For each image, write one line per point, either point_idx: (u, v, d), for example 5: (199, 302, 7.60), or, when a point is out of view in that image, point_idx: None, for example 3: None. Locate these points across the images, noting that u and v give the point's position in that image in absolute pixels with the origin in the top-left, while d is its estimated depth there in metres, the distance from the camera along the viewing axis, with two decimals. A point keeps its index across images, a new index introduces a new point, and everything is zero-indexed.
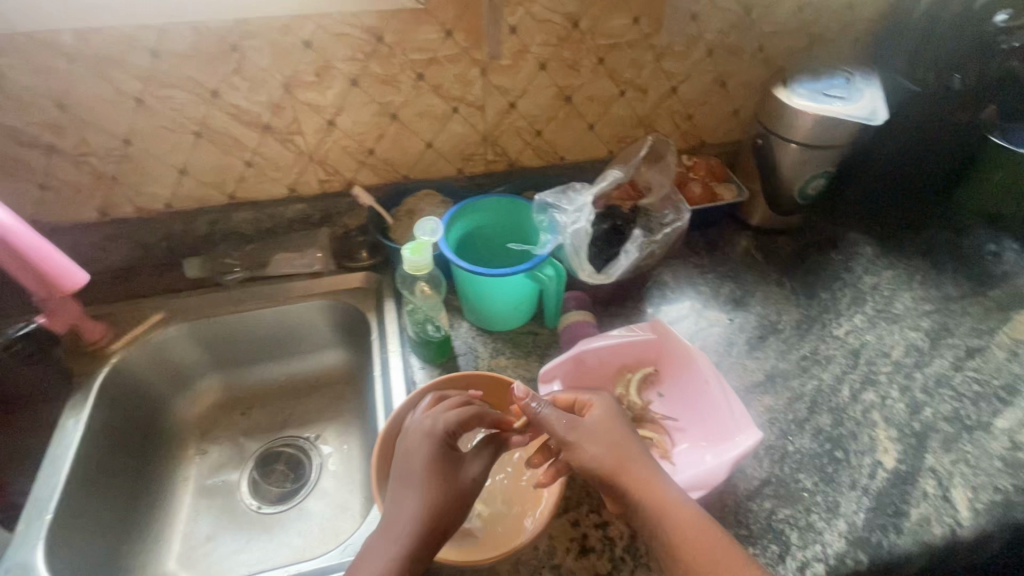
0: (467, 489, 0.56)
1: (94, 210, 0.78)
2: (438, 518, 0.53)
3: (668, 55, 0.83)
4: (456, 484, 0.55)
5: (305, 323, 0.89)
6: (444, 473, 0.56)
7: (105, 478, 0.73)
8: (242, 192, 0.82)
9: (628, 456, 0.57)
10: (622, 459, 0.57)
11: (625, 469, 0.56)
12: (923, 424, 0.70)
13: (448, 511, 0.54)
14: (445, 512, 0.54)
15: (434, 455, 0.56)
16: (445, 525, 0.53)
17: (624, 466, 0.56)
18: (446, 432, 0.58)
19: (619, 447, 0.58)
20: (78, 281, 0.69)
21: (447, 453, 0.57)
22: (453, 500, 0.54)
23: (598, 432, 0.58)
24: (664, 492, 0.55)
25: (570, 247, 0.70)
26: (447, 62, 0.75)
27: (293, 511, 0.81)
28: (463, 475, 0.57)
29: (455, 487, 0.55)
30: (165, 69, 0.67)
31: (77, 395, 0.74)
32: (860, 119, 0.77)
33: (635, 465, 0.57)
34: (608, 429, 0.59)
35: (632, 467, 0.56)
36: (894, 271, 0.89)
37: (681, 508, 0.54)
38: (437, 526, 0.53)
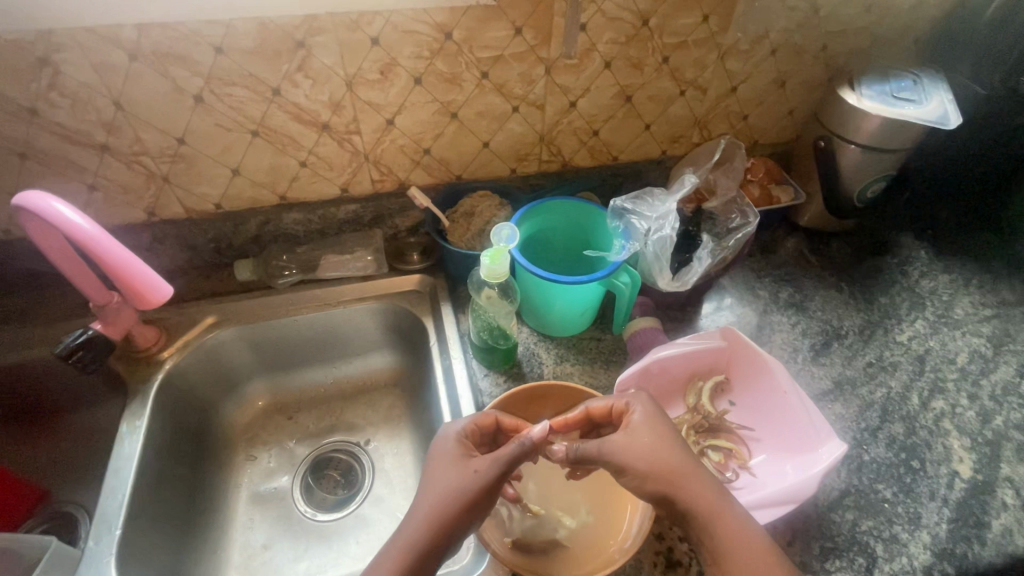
0: (470, 490, 0.52)
1: (143, 211, 0.76)
2: (436, 519, 0.51)
3: (732, 54, 0.81)
4: (458, 484, 0.53)
5: (353, 327, 0.87)
6: (447, 472, 0.54)
7: (166, 489, 0.72)
8: (294, 192, 0.80)
9: (680, 471, 0.52)
10: (672, 472, 0.52)
11: (676, 484, 0.51)
12: (995, 432, 0.70)
13: (447, 512, 0.52)
14: (444, 513, 0.51)
15: (443, 456, 0.55)
16: (445, 526, 0.51)
17: (675, 482, 0.51)
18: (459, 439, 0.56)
19: (665, 461, 0.52)
20: (158, 299, 0.67)
21: (455, 454, 0.55)
22: (454, 500, 0.52)
23: (638, 445, 0.53)
24: (724, 514, 0.51)
25: (651, 254, 0.71)
26: (513, 61, 0.73)
27: (349, 519, 0.79)
28: (464, 477, 0.53)
29: (457, 488, 0.52)
30: (228, 66, 0.64)
31: (134, 403, 0.72)
32: (932, 121, 0.75)
33: (689, 480, 0.52)
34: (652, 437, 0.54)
35: (686, 483, 0.51)
36: (950, 275, 0.86)
37: (743, 529, 0.50)
38: (437, 526, 0.51)
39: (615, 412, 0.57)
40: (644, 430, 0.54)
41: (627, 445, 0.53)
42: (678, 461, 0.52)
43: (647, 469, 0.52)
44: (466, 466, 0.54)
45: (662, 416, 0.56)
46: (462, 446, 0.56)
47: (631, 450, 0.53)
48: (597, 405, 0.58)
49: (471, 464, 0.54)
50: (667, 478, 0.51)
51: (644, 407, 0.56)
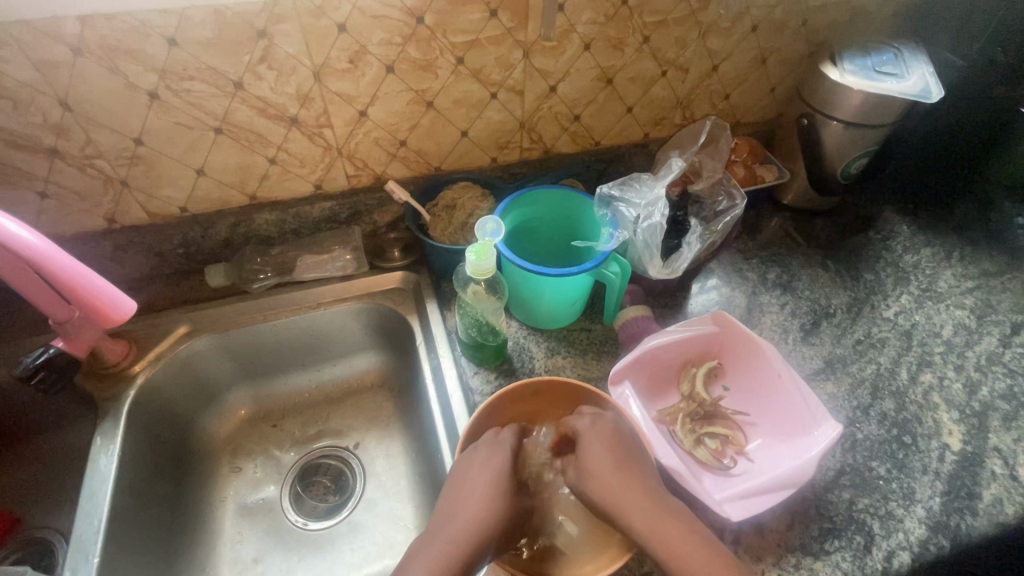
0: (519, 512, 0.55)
1: (102, 218, 0.71)
2: (494, 538, 0.52)
3: (713, 31, 0.79)
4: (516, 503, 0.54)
5: (336, 329, 0.84)
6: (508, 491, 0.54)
7: (146, 507, 0.69)
8: (264, 191, 0.76)
9: (618, 494, 0.52)
10: (614, 485, 0.53)
11: (616, 503, 0.52)
12: (982, 403, 0.71)
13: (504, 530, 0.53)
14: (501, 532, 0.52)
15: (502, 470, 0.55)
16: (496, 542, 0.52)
17: (617, 500, 0.52)
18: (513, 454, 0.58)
19: (614, 490, 0.52)
20: (120, 316, 0.65)
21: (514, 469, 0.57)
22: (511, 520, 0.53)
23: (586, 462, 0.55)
24: (666, 526, 0.49)
25: (640, 242, 0.69)
26: (489, 45, 0.70)
27: (343, 525, 0.77)
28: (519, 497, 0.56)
29: (516, 509, 0.54)
30: (183, 59, 0.60)
31: (106, 422, 0.68)
32: (914, 96, 0.75)
33: (629, 498, 0.51)
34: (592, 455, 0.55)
35: (624, 500, 0.52)
36: (931, 249, 0.87)
37: (687, 542, 0.48)
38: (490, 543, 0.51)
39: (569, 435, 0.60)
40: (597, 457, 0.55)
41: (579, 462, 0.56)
42: (621, 492, 0.52)
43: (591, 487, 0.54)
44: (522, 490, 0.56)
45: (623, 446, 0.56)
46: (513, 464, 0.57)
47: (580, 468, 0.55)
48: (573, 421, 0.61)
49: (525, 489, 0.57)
50: (611, 499, 0.52)
51: (588, 429, 0.57)
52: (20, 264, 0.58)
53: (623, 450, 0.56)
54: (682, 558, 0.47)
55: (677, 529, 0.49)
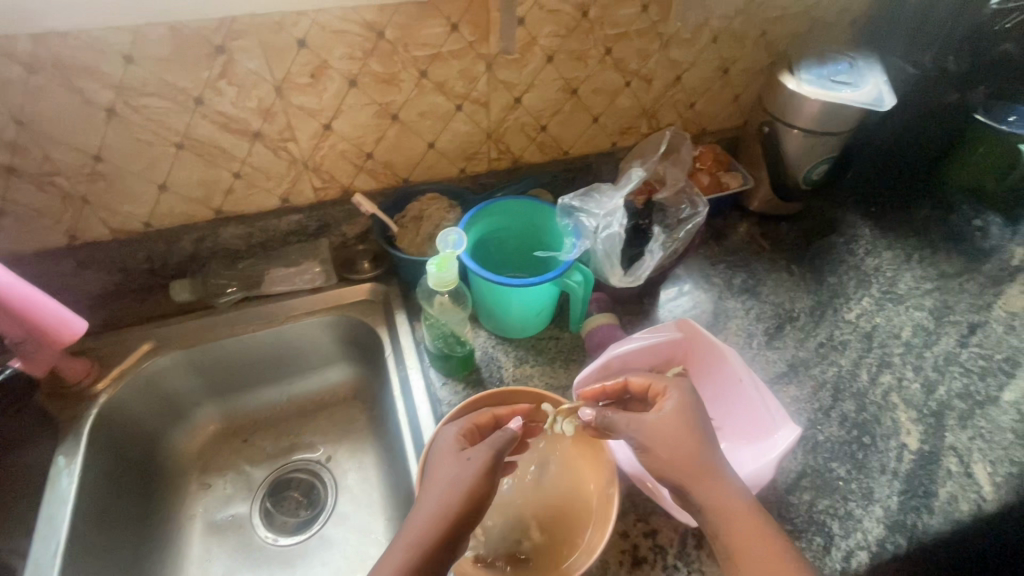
0: (467, 478, 0.52)
1: (63, 235, 0.70)
2: (440, 518, 0.51)
3: (674, 42, 0.80)
4: (454, 473, 0.53)
5: (306, 341, 0.84)
6: (444, 466, 0.54)
7: (108, 529, 0.68)
8: (230, 205, 0.75)
9: (701, 470, 0.54)
10: (697, 463, 0.54)
11: (694, 479, 0.54)
12: (939, 402, 0.73)
13: (450, 503, 0.51)
14: (443, 508, 0.51)
15: (441, 450, 0.56)
16: (450, 521, 0.51)
17: (695, 476, 0.54)
18: (455, 436, 0.57)
19: (688, 458, 0.54)
20: (73, 330, 0.65)
21: (452, 447, 0.56)
22: (450, 492, 0.52)
23: (667, 431, 0.55)
24: (741, 511, 0.53)
25: (601, 252, 0.70)
26: (452, 58, 0.70)
27: (314, 540, 0.77)
28: (460, 463, 0.54)
29: (453, 477, 0.53)
30: (141, 76, 0.60)
31: (66, 442, 0.67)
32: (866, 104, 0.77)
33: (708, 477, 0.54)
34: (675, 425, 0.55)
35: (706, 480, 0.54)
36: (893, 251, 0.89)
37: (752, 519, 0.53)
38: (439, 524, 0.50)
39: (654, 392, 0.61)
40: (676, 424, 0.55)
41: (659, 425, 0.55)
42: (703, 461, 0.54)
43: (669, 459, 0.54)
44: (461, 455, 0.54)
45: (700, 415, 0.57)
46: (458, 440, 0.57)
47: (661, 435, 0.55)
48: (637, 380, 0.62)
49: (467, 452, 0.54)
50: (690, 473, 0.54)
51: (679, 395, 0.58)
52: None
53: (707, 426, 0.56)
54: (752, 543, 0.52)
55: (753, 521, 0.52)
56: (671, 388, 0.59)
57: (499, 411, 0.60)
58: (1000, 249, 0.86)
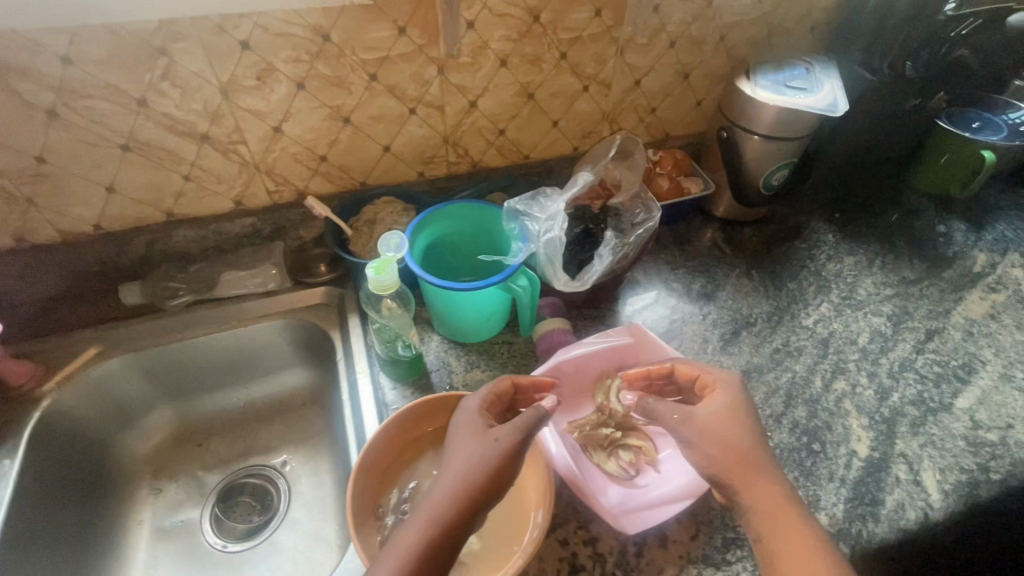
0: (496, 457, 0.51)
1: (8, 237, 0.70)
2: (463, 494, 0.50)
3: (631, 47, 0.80)
4: (482, 450, 0.52)
5: (262, 345, 0.83)
6: (471, 443, 0.53)
7: (47, 535, 0.67)
8: (182, 208, 0.75)
9: (744, 465, 0.53)
10: (738, 457, 0.54)
11: (735, 474, 0.53)
12: (892, 409, 0.72)
13: (476, 479, 0.50)
14: (469, 484, 0.50)
15: (466, 427, 0.55)
16: (476, 497, 0.50)
17: (737, 471, 0.53)
18: (479, 413, 0.57)
19: (737, 448, 0.54)
20: None
21: (477, 425, 0.55)
22: (476, 469, 0.51)
23: (714, 425, 0.55)
24: (783, 509, 0.52)
25: (543, 256, 0.69)
26: (401, 61, 0.70)
27: (263, 546, 0.76)
28: (489, 440, 0.53)
29: (481, 454, 0.52)
30: (80, 77, 0.60)
31: (4, 446, 0.66)
32: (820, 110, 0.77)
33: (752, 473, 0.53)
34: (724, 421, 0.56)
35: (750, 476, 0.53)
36: (855, 257, 0.89)
37: (796, 526, 0.50)
38: (464, 500, 0.49)
39: (702, 384, 0.60)
40: (734, 414, 0.56)
41: (708, 419, 0.56)
42: (751, 450, 0.54)
43: (716, 453, 0.54)
44: (489, 433, 0.54)
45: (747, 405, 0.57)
46: (484, 416, 0.57)
47: (711, 428, 0.55)
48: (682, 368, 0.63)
49: (493, 431, 0.54)
50: (735, 468, 0.53)
51: (729, 390, 0.58)
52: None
53: (753, 422, 0.56)
54: (795, 543, 0.50)
55: (793, 521, 0.51)
56: (721, 383, 0.59)
57: (521, 379, 0.62)
58: (963, 255, 0.87)
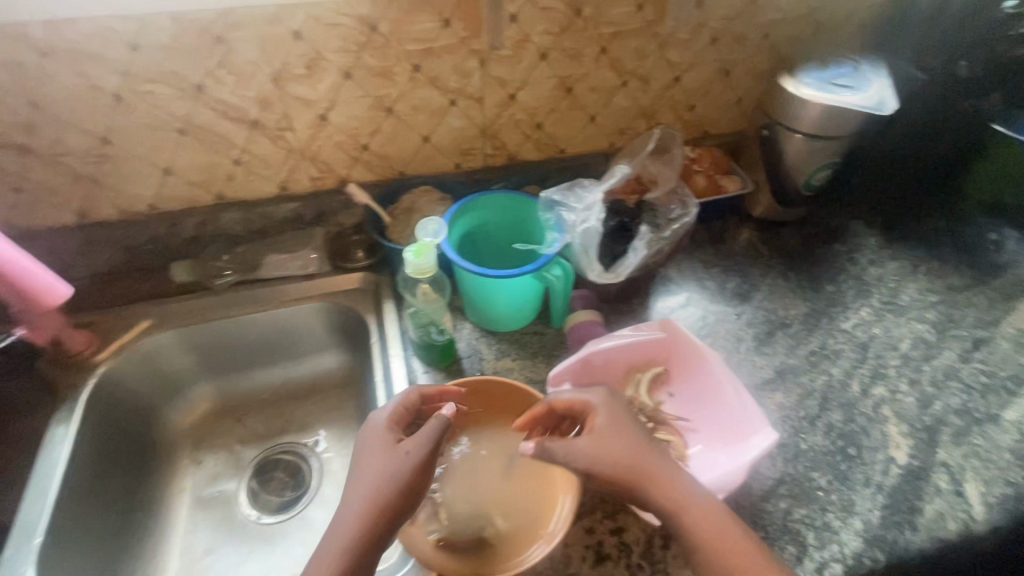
0: (405, 472, 0.53)
1: (73, 214, 0.74)
2: (372, 511, 0.52)
3: (672, 43, 0.80)
4: (391, 468, 0.54)
5: (298, 327, 0.86)
6: (381, 459, 0.54)
7: (97, 496, 0.71)
8: (231, 191, 0.78)
9: (649, 476, 0.54)
10: (636, 468, 0.54)
11: (644, 485, 0.53)
12: (934, 417, 0.70)
13: (383, 496, 0.52)
14: (378, 500, 0.52)
15: (374, 441, 0.56)
16: (387, 513, 0.52)
17: (645, 482, 0.54)
18: (388, 426, 0.57)
19: (633, 462, 0.54)
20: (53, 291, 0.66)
21: (384, 439, 0.56)
22: (384, 484, 0.53)
23: (604, 445, 0.54)
24: (699, 512, 0.53)
25: (578, 247, 0.70)
26: (444, 53, 0.72)
27: (295, 521, 0.78)
28: (396, 456, 0.54)
29: (391, 472, 0.53)
30: (145, 63, 0.63)
31: (63, 408, 0.71)
32: (869, 109, 0.75)
33: (661, 481, 0.54)
34: (617, 437, 0.55)
35: (658, 484, 0.54)
36: (899, 262, 0.86)
37: (707, 510, 0.53)
38: (376, 514, 0.52)
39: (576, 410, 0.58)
40: (635, 433, 0.56)
41: (583, 443, 0.55)
42: (657, 467, 0.54)
43: (614, 471, 0.54)
44: (397, 448, 0.55)
45: (626, 414, 0.57)
46: (392, 430, 0.57)
47: (598, 449, 0.54)
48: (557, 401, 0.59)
49: (403, 444, 0.55)
50: (641, 481, 0.54)
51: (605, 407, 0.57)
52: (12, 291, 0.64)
53: (613, 428, 0.56)
54: (715, 545, 0.51)
55: (712, 518, 0.52)
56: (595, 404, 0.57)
57: (428, 391, 0.61)
58: (1016, 264, 0.84)
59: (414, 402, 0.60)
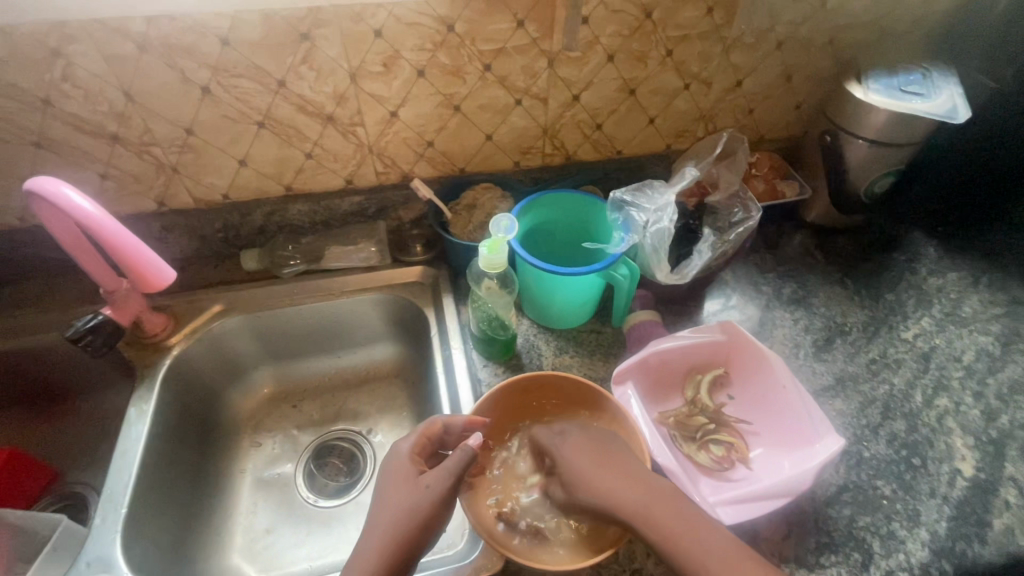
0: (424, 505, 0.53)
1: (153, 201, 0.78)
2: (393, 541, 0.52)
3: (737, 47, 0.80)
4: (412, 500, 0.54)
5: (356, 318, 0.88)
6: (402, 491, 0.55)
7: (171, 472, 0.74)
8: (300, 183, 0.81)
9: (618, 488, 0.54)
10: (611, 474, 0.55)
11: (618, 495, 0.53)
12: (1000, 431, 0.69)
13: (404, 527, 0.53)
14: (399, 531, 0.53)
15: (397, 472, 0.57)
16: (405, 544, 0.52)
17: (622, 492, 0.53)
18: (412, 458, 0.58)
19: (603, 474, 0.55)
20: (154, 272, 0.68)
21: (408, 470, 0.57)
22: (406, 516, 0.53)
23: (577, 462, 0.57)
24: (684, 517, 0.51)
25: (649, 246, 0.70)
26: (515, 53, 0.73)
27: (351, 505, 0.80)
28: (417, 489, 0.54)
29: (411, 503, 0.54)
30: (234, 58, 0.66)
31: (142, 387, 0.74)
32: (939, 116, 0.74)
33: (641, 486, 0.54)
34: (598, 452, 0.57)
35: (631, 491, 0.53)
36: (960, 272, 0.85)
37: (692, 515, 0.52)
38: (396, 546, 0.52)
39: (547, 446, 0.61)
40: (581, 439, 0.59)
41: (569, 458, 0.58)
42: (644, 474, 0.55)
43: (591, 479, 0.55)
44: (418, 481, 0.55)
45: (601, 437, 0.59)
46: (414, 462, 0.58)
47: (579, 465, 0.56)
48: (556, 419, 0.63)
49: (424, 478, 0.55)
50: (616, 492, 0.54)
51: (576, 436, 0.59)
52: (72, 225, 0.63)
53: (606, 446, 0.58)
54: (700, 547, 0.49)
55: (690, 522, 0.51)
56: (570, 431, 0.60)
57: (452, 422, 0.61)
58: None
59: (438, 433, 0.60)
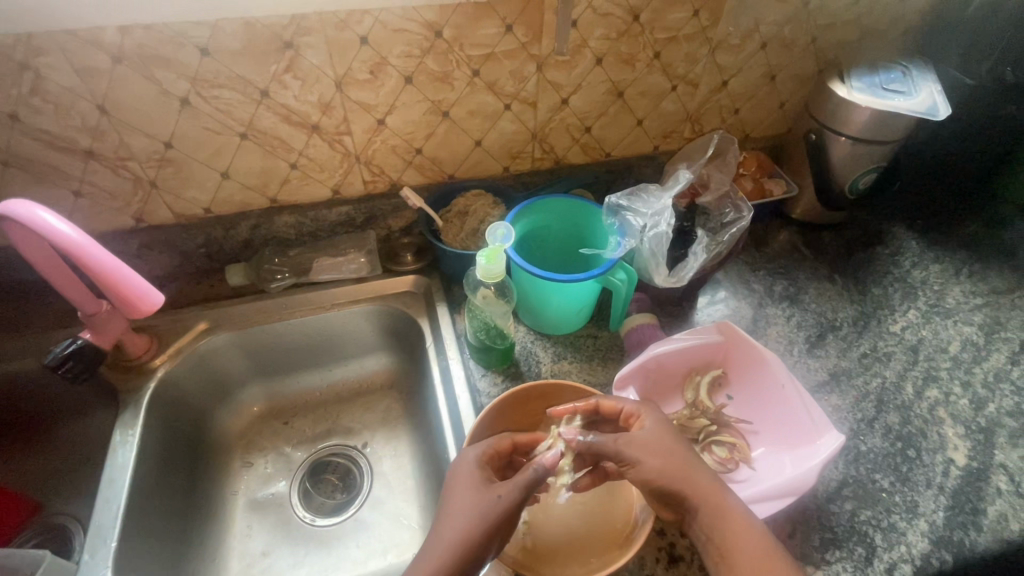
0: (494, 515, 0.52)
1: (130, 217, 0.75)
2: (460, 548, 0.50)
3: (723, 48, 0.81)
4: (481, 508, 0.52)
5: (349, 330, 0.86)
6: (472, 498, 0.53)
7: (161, 499, 0.71)
8: (285, 195, 0.79)
9: (684, 475, 0.54)
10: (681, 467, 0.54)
11: (685, 486, 0.53)
12: (988, 419, 0.71)
13: (473, 535, 0.51)
14: (468, 540, 0.50)
15: (465, 480, 0.55)
16: (472, 554, 0.50)
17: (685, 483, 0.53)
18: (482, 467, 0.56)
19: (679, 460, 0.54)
20: (138, 296, 0.65)
21: (476, 478, 0.55)
22: (476, 524, 0.51)
23: (653, 443, 0.55)
24: (737, 516, 0.52)
25: (647, 250, 0.71)
26: (504, 58, 0.72)
27: (350, 522, 0.79)
28: (488, 498, 0.53)
29: (481, 512, 0.52)
30: (214, 68, 0.63)
31: (127, 412, 0.71)
32: (920, 113, 0.75)
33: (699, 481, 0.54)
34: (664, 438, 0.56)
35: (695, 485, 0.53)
36: (942, 265, 0.86)
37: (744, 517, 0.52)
38: (464, 555, 0.50)
39: (626, 415, 0.59)
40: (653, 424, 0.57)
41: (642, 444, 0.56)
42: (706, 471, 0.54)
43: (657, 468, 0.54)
44: (489, 490, 0.53)
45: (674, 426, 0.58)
46: (482, 471, 0.56)
47: (649, 449, 0.55)
48: (608, 403, 0.60)
49: (495, 488, 0.53)
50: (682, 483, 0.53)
51: (655, 414, 0.58)
52: (46, 245, 0.60)
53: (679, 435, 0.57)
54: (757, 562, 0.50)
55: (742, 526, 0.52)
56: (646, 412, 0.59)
57: (519, 440, 0.60)
58: None
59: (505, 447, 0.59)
